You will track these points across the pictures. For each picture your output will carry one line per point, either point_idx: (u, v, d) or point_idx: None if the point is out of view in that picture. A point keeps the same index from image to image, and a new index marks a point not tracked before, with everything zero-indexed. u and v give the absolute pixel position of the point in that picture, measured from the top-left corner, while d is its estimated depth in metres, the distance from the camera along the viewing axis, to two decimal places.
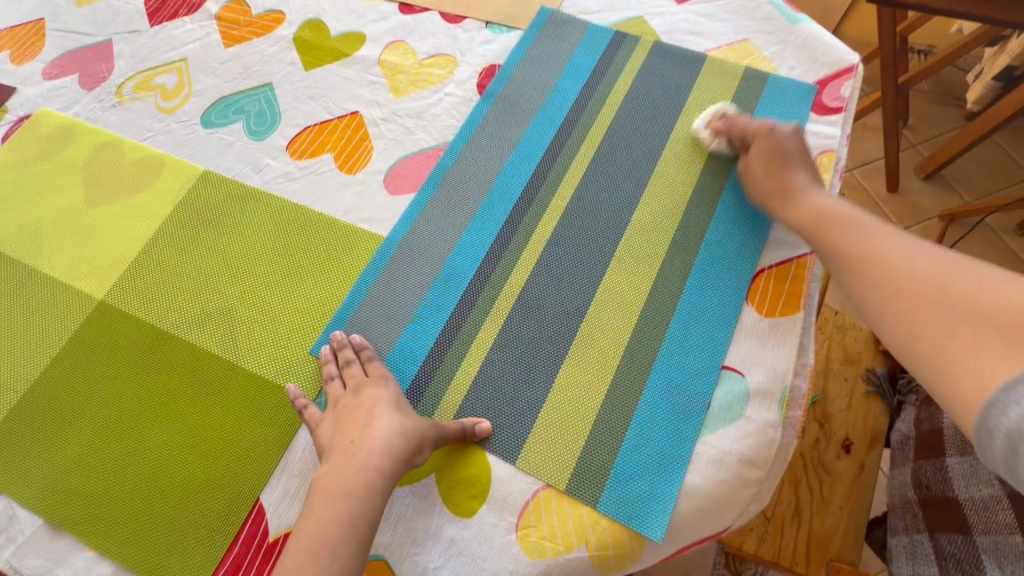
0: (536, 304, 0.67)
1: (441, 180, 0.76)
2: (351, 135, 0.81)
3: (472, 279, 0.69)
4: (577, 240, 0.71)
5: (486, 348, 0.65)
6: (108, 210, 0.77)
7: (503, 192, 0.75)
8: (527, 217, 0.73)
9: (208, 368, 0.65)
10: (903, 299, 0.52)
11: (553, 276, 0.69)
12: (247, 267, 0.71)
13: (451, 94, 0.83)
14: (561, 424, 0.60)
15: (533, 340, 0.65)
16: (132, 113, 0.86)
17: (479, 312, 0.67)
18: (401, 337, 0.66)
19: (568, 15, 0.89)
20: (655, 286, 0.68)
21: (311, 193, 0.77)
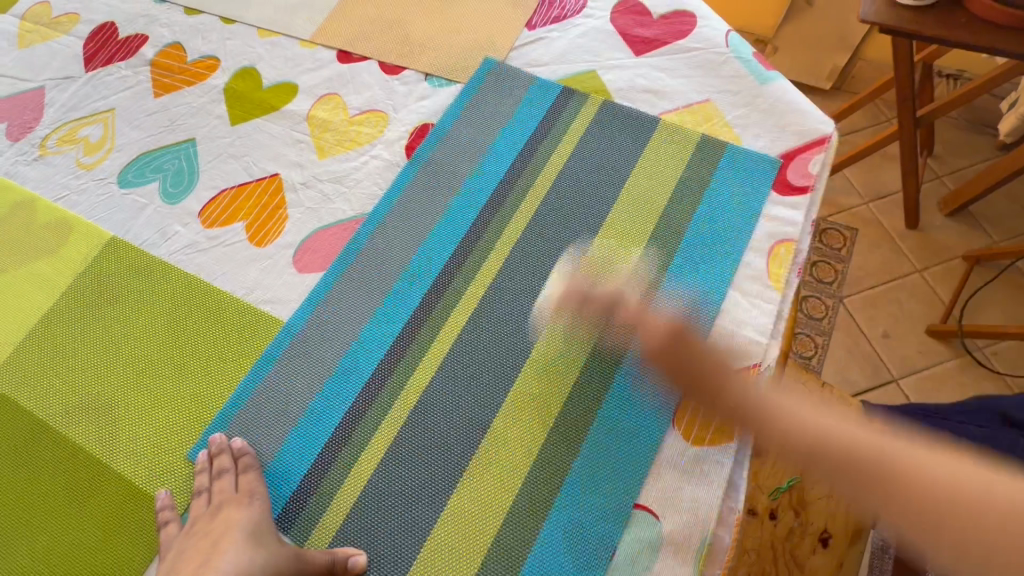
0: (435, 411, 0.60)
1: (350, 261, 0.70)
2: (266, 201, 0.75)
3: (369, 378, 0.62)
4: (491, 336, 0.63)
5: (375, 462, 0.58)
6: (12, 277, 0.73)
7: (418, 274, 0.68)
8: (439, 306, 0.66)
9: (78, 473, 0.60)
10: (901, 492, 0.52)
11: (460, 378, 0.61)
12: (138, 351, 0.67)
13: (378, 157, 0.76)
14: (445, 561, 0.53)
15: (427, 455, 0.58)
16: (52, 169, 0.82)
17: (374, 416, 0.60)
18: (285, 445, 0.60)
19: (514, 67, 0.81)
20: (572, 396, 0.59)
21: (216, 266, 0.71)
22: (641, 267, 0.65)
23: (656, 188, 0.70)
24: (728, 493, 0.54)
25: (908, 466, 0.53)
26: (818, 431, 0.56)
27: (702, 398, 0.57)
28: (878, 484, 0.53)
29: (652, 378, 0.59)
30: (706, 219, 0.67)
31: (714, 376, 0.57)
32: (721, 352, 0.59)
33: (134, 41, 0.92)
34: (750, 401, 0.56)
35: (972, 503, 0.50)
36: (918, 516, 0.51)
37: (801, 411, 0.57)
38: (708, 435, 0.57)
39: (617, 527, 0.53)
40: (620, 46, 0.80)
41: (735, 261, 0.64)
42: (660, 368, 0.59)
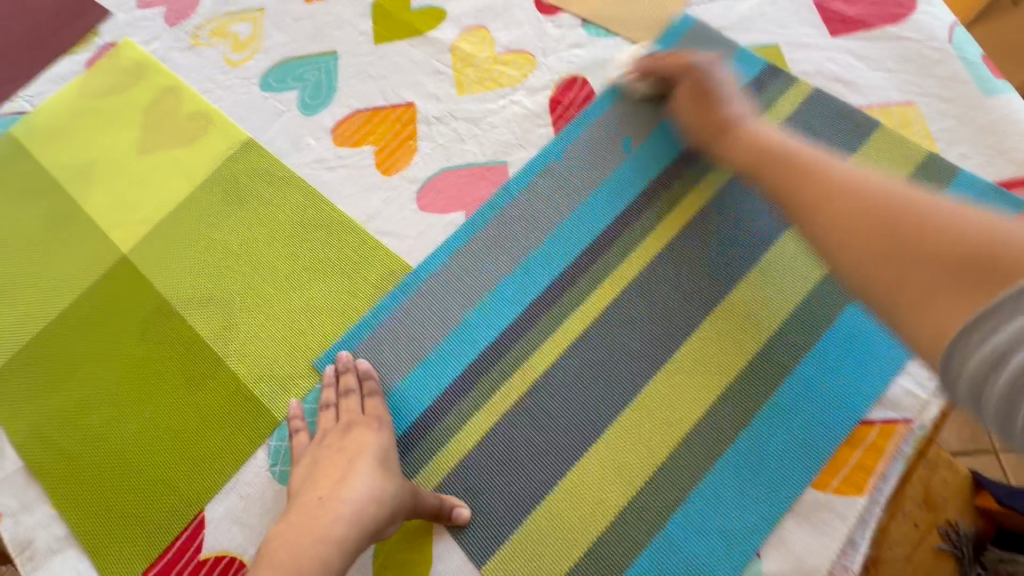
0: (563, 386, 0.56)
1: (493, 209, 0.66)
2: (398, 130, 0.73)
3: (501, 335, 0.59)
4: (631, 324, 0.58)
5: (491, 422, 0.56)
6: (156, 160, 0.77)
7: (566, 239, 0.63)
8: (583, 279, 0.61)
9: (197, 357, 0.64)
10: (805, 195, 0.46)
11: (579, 355, 0.57)
12: (261, 255, 0.68)
13: (518, 104, 0.72)
14: (536, 542, 0.51)
15: (546, 429, 0.55)
16: (201, 61, 0.83)
17: (500, 373, 0.58)
18: (406, 379, 0.59)
19: (711, 28, 0.71)
20: (713, 406, 0.54)
21: (342, 186, 0.71)
22: (791, 278, 0.58)
23: None
24: (845, 550, 0.48)
25: (834, 176, 0.45)
26: (755, 142, 0.52)
27: (687, 119, 0.60)
28: (829, 189, 0.44)
29: (811, 408, 0.53)
30: None
31: (723, 95, 0.58)
32: (706, 104, 0.58)
33: None
34: (738, 141, 0.54)
35: (939, 219, 0.38)
36: (840, 233, 0.42)
37: (741, 143, 0.54)
38: (833, 483, 0.50)
39: (744, 553, 0.49)
40: (814, 22, 0.69)
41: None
42: (816, 403, 0.53)
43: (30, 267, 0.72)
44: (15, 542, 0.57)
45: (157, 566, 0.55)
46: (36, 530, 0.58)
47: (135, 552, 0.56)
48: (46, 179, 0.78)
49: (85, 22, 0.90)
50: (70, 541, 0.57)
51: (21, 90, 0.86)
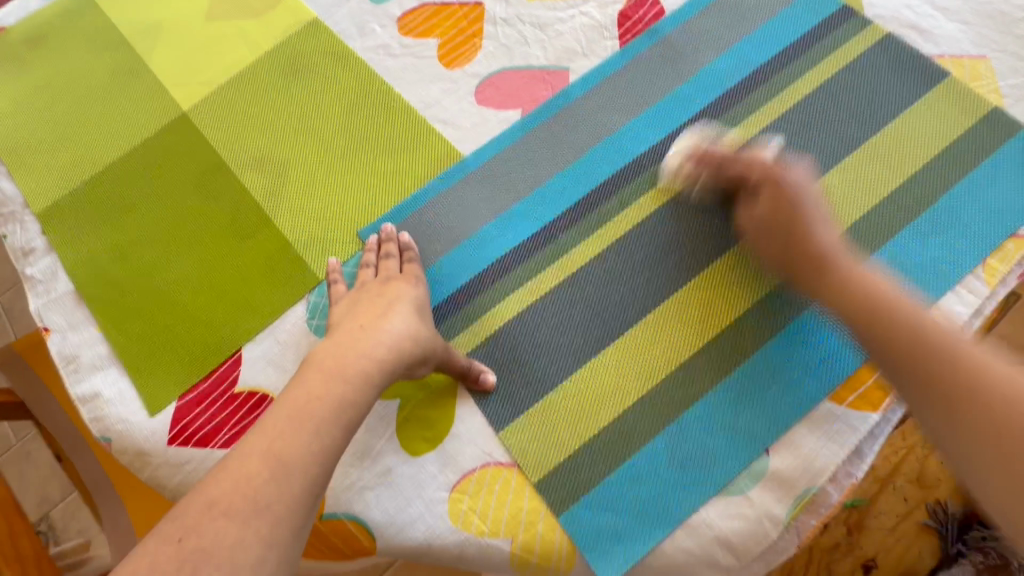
0: (597, 282, 0.58)
1: (548, 113, 0.67)
2: (464, 27, 0.73)
3: (543, 229, 0.61)
4: (671, 233, 0.60)
5: (523, 305, 0.58)
6: (222, 27, 0.78)
7: (617, 149, 0.65)
8: (629, 188, 0.62)
9: (245, 213, 0.66)
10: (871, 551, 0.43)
11: (618, 255, 0.59)
12: (316, 130, 0.70)
13: (587, 15, 0.71)
14: (555, 415, 0.54)
15: (577, 317, 0.57)
16: None
17: (538, 262, 0.60)
18: (446, 258, 0.61)
19: None
20: (740, 314, 0.56)
21: (402, 73, 0.72)
22: (835, 208, 0.59)
23: (880, 137, 0.61)
24: (851, 458, 0.50)
25: None
26: None
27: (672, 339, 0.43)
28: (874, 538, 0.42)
29: (838, 328, 0.54)
30: (962, 191, 0.58)
31: None
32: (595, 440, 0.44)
33: None
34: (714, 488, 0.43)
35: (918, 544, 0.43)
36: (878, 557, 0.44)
37: None
38: (849, 399, 0.52)
39: (755, 450, 0.51)
40: None
41: (984, 247, 0.56)
42: (843, 325, 0.54)
43: (92, 112, 0.74)
44: (61, 354, 0.60)
45: (191, 393, 0.58)
46: (81, 348, 0.61)
47: (172, 378, 0.59)
48: (113, 33, 0.79)
49: None
50: (113, 362, 0.60)
51: None
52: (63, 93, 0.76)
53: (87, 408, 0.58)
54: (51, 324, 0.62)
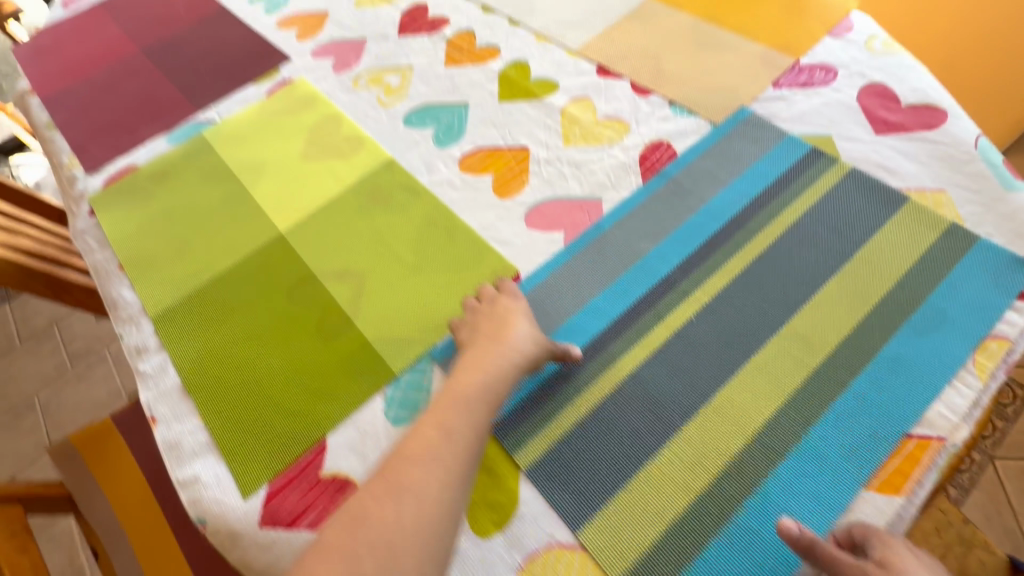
0: (646, 386, 0.67)
1: (580, 245, 0.80)
2: (514, 166, 0.90)
3: (593, 340, 0.71)
4: (703, 340, 0.69)
5: (584, 410, 0.66)
6: (315, 167, 0.96)
7: (647, 268, 0.77)
8: (662, 301, 0.73)
9: (329, 317, 0.77)
10: None
11: (662, 361, 0.68)
12: (391, 247, 0.84)
13: (614, 157, 0.88)
14: (620, 510, 0.59)
15: (633, 418, 0.65)
16: (359, 99, 1.05)
17: (593, 370, 0.69)
18: (504, 377, 0.69)
19: (773, 120, 0.89)
20: (772, 415, 0.63)
21: (464, 201, 0.87)
22: (838, 311, 0.69)
23: (868, 251, 0.74)
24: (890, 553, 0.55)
25: None
26: None
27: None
28: None
29: (859, 423, 0.61)
30: (942, 293, 0.69)
31: None
32: None
33: (439, 23, 1.17)
34: None
35: None
36: None
37: None
38: (875, 483, 0.58)
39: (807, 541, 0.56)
40: (862, 122, 0.86)
41: (970, 342, 0.65)
42: (867, 423, 0.61)
43: (203, 232, 0.89)
44: (167, 442, 0.69)
45: (279, 479, 0.65)
46: (184, 436, 0.69)
47: (262, 464, 0.66)
48: (223, 170, 0.97)
49: (270, 62, 1.15)
50: (210, 449, 0.68)
51: (212, 104, 1.09)
52: (179, 218, 0.91)
53: (187, 492, 0.65)
54: (158, 415, 0.71)
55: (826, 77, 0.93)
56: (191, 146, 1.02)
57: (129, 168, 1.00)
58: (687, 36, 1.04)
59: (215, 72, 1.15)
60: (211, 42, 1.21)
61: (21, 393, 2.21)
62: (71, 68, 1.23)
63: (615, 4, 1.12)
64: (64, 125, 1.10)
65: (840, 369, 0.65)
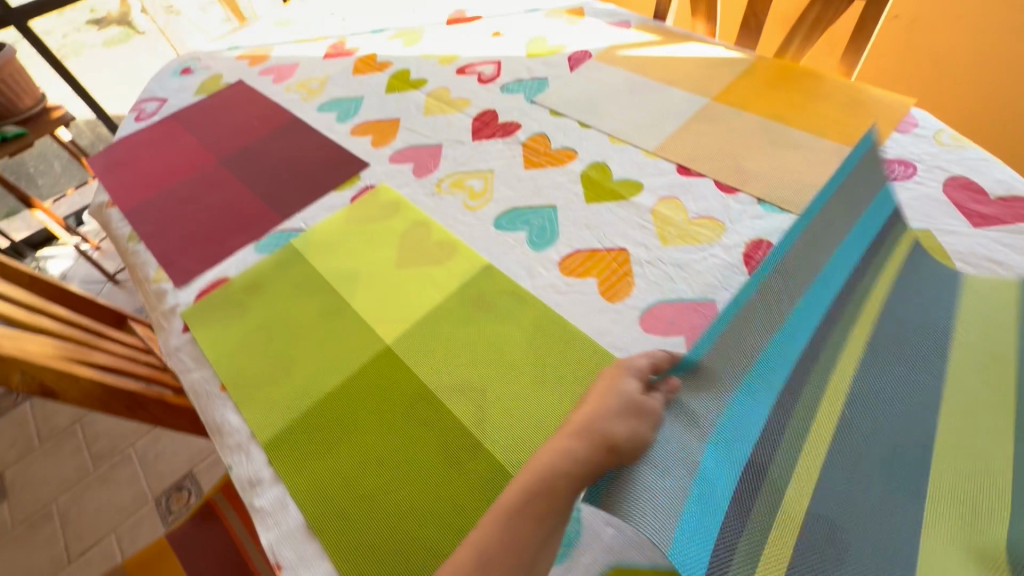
0: (840, 495, 0.56)
1: (710, 338, 0.66)
2: (616, 268, 0.91)
3: (756, 448, 0.58)
4: (884, 438, 0.61)
5: (786, 542, 0.52)
6: (413, 274, 0.95)
7: (787, 345, 0.68)
8: (808, 385, 0.65)
9: (455, 442, 0.73)
10: None
11: (843, 467, 0.58)
12: (506, 357, 0.82)
13: (716, 256, 0.89)
14: None
15: (852, 537, 0.52)
16: (445, 204, 1.07)
17: (772, 485, 0.56)
18: (677, 534, 0.49)
19: None
20: (1006, 529, 0.51)
21: (572, 307, 0.86)
22: None
23: None
24: None
25: None
26: None
27: None
28: None
29: None
30: None
31: None
32: None
33: (511, 126, 1.22)
34: None
35: None
36: None
37: None
38: None
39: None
40: (957, 215, 0.88)
41: None
42: None
43: (307, 346, 0.87)
44: None
45: None
46: None
47: None
48: (319, 278, 0.97)
49: (351, 170, 1.19)
50: None
51: (298, 212, 1.11)
52: (283, 330, 0.90)
53: None
54: (284, 560, 0.67)
55: (906, 172, 0.97)
56: (282, 255, 1.02)
57: (221, 280, 0.99)
58: (757, 135, 1.09)
59: (297, 181, 1.18)
60: (290, 154, 1.26)
61: (38, 500, 2.08)
62: (150, 180, 1.26)
63: (678, 107, 1.19)
64: (149, 237, 1.11)
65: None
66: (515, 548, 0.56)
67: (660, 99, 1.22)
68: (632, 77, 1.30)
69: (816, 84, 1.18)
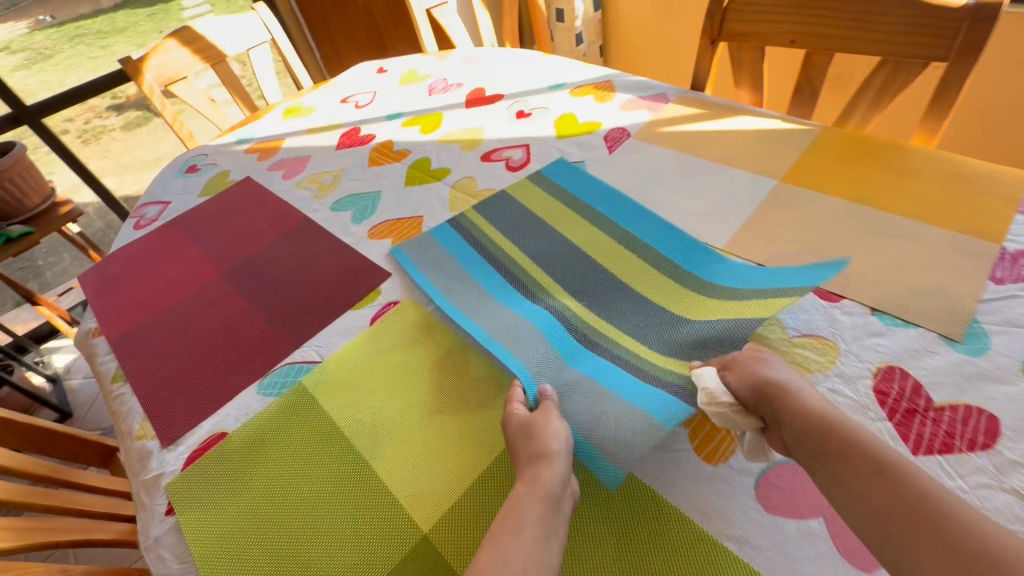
0: (527, 342, 0.84)
1: (516, 359, 0.81)
2: (708, 412, 0.71)
3: (524, 308, 0.91)
4: (620, 305, 0.90)
5: (556, 357, 0.82)
6: (450, 422, 0.77)
7: (506, 296, 0.95)
8: (519, 324, 0.87)
9: None
10: None
11: (582, 303, 0.91)
12: (584, 554, 0.62)
13: (837, 391, 0.71)
14: None
15: (567, 308, 0.90)
16: (484, 323, 0.91)
17: (538, 347, 0.83)
18: (631, 400, 0.72)
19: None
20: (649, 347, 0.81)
21: (660, 472, 0.67)
22: None
23: None
24: None
25: None
26: None
27: None
28: None
29: None
30: None
31: None
32: None
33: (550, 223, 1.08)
34: None
35: None
36: None
37: None
38: None
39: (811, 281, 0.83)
40: None
41: None
42: (646, 219, 1.05)
43: (324, 545, 0.67)
44: None
45: None
46: None
47: None
48: (326, 431, 0.80)
49: (370, 282, 1.04)
50: None
51: (310, 338, 0.95)
52: (272, 505, 0.72)
53: None
54: None
55: None
56: (290, 400, 0.85)
57: (220, 435, 0.82)
58: (846, 224, 0.93)
59: (310, 298, 1.03)
60: (303, 264, 1.12)
61: None
62: (146, 301, 1.11)
63: (742, 193, 1.04)
64: (139, 377, 0.95)
65: (696, 280, 0.91)
66: (505, 539, 0.58)
67: (719, 185, 1.07)
68: (681, 157, 1.16)
69: (903, 157, 1.02)
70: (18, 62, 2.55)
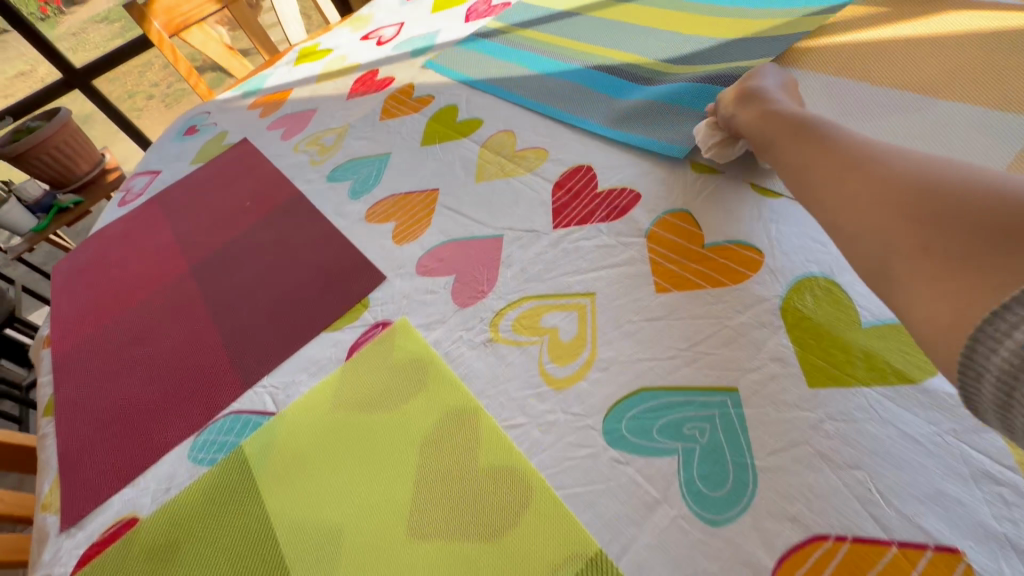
0: (590, 55, 0.97)
1: (568, 74, 0.94)
2: None
3: (582, 45, 1.00)
4: (672, 46, 0.91)
5: (612, 62, 0.93)
6: (436, 557, 0.46)
7: (559, 42, 1.04)
8: (569, 55, 0.99)
9: None
10: None
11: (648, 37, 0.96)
12: None
13: None
14: None
15: (631, 52, 0.94)
16: (506, 368, 0.57)
17: (589, 61, 0.96)
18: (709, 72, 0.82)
19: None
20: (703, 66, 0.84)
21: None
22: None
23: None
24: None
25: None
26: None
27: None
28: None
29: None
30: None
31: None
32: None
33: (623, 198, 0.69)
34: None
35: None
36: None
37: None
38: None
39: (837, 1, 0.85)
40: None
41: None
42: None
43: None
44: None
45: None
46: None
47: None
48: (254, 551, 0.52)
49: (357, 286, 0.73)
50: None
51: (267, 373, 0.67)
52: None
53: None
54: None
55: None
56: (224, 477, 0.58)
57: (129, 521, 0.58)
58: None
59: (282, 305, 0.75)
60: (280, 256, 0.83)
61: None
62: (104, 303, 0.89)
63: (963, 152, 0.60)
64: (68, 411, 0.73)
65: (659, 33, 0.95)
66: None
67: (912, 140, 0.63)
68: (838, 93, 0.73)
69: None
70: (113, 29, 2.37)
